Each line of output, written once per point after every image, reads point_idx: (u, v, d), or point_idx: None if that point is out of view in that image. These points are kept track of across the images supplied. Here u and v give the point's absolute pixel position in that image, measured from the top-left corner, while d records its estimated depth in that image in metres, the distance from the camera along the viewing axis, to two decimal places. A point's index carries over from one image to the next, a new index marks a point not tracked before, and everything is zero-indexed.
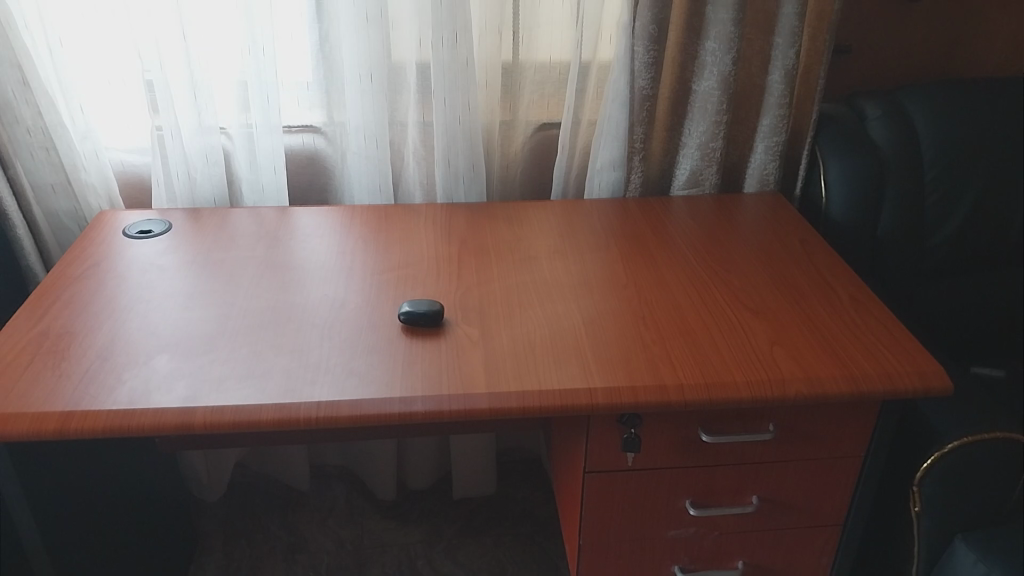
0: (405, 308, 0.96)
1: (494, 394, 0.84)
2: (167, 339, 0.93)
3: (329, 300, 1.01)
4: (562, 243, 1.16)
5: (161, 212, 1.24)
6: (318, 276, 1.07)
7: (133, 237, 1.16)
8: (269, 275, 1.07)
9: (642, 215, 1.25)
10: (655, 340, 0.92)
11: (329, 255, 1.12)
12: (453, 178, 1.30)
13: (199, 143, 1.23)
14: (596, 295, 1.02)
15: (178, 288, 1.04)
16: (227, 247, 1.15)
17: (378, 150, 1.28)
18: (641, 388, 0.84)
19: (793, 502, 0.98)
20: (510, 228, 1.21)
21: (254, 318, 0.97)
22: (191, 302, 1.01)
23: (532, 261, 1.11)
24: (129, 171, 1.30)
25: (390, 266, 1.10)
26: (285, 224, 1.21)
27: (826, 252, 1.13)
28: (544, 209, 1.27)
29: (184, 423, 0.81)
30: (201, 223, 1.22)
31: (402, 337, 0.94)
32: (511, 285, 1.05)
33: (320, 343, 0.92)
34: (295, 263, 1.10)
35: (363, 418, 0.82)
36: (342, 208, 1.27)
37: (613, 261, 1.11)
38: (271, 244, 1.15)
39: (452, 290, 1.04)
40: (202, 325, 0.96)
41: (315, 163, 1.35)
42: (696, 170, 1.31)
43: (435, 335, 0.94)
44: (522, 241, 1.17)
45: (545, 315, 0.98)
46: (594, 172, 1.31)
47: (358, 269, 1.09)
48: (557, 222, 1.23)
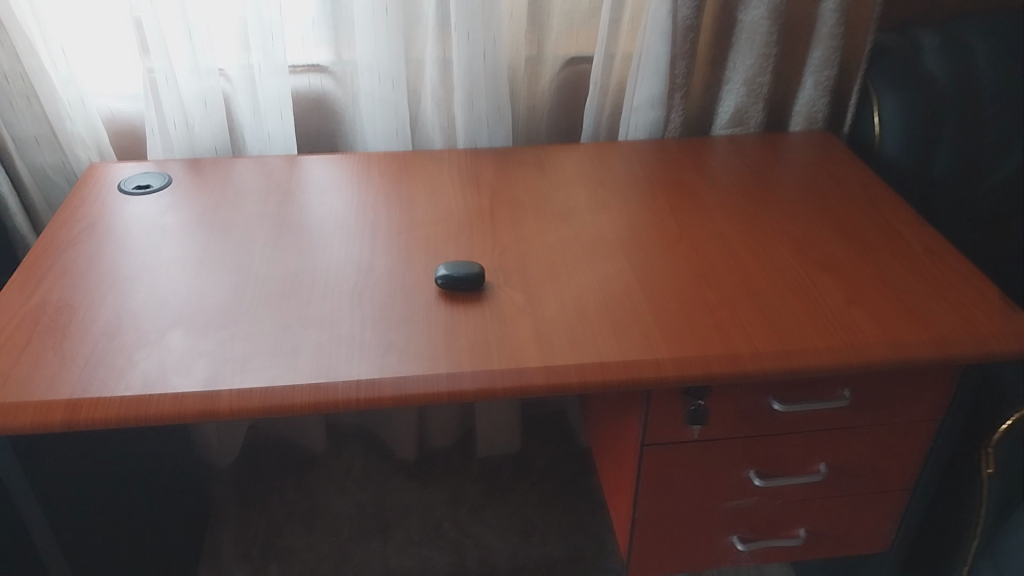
0: (442, 272, 0.87)
1: (551, 368, 0.76)
2: (181, 312, 0.84)
3: (354, 264, 0.92)
4: (601, 194, 1.07)
5: (158, 164, 1.14)
6: (339, 238, 0.97)
7: (130, 194, 1.06)
8: (284, 237, 0.97)
9: (685, 161, 1.16)
10: (720, 303, 0.84)
11: (349, 212, 1.03)
12: (477, 121, 1.20)
13: (195, 87, 1.13)
14: (648, 253, 0.94)
15: (186, 252, 0.94)
16: (236, 205, 1.05)
17: (394, 92, 1.17)
18: (714, 358, 0.77)
19: (861, 470, 0.91)
20: (542, 177, 1.11)
21: (274, 288, 0.88)
22: (201, 269, 0.91)
23: (573, 214, 1.02)
24: (118, 120, 1.18)
25: (418, 222, 1.00)
26: (295, 178, 1.12)
27: (889, 199, 1.05)
28: (576, 154, 1.18)
29: (207, 410, 0.72)
30: (204, 177, 1.12)
31: (441, 303, 0.85)
32: (551, 242, 0.96)
33: (350, 312, 0.83)
34: (312, 223, 1.01)
35: (406, 399, 0.73)
36: (359, 157, 1.17)
37: (662, 214, 1.02)
38: (284, 202, 1.05)
39: (489, 249, 0.95)
40: (217, 297, 0.86)
41: (323, 107, 1.24)
42: (741, 107, 1.21)
43: (475, 301, 0.85)
44: (556, 191, 1.08)
45: (595, 277, 0.89)
46: (631, 112, 1.21)
47: (382, 228, 0.99)
48: (593, 170, 1.13)
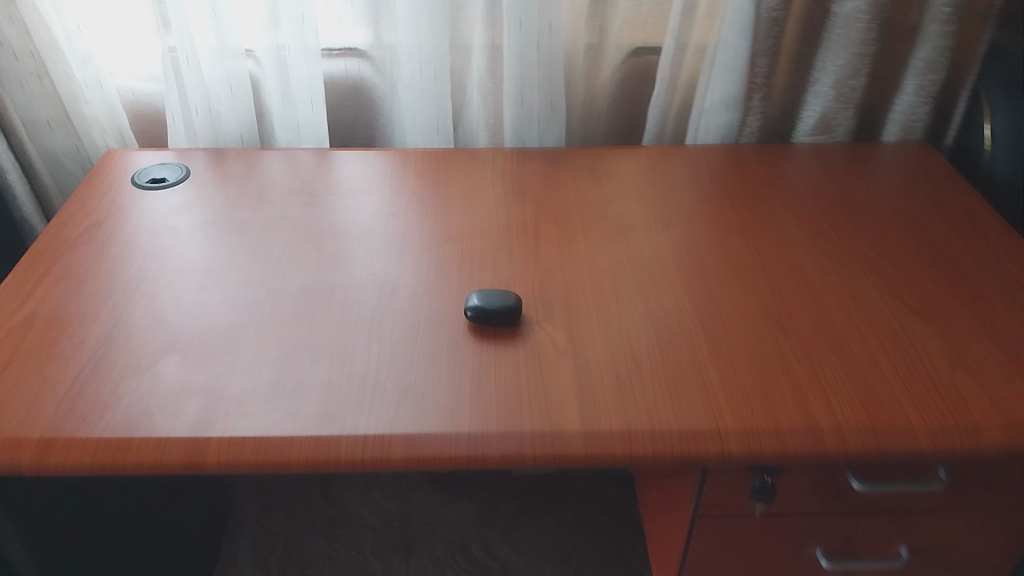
0: (474, 302, 0.76)
1: (591, 432, 0.64)
2: (180, 333, 0.75)
3: (377, 283, 0.81)
4: (663, 209, 0.94)
5: (180, 153, 1.05)
6: (364, 249, 0.87)
7: (144, 186, 0.97)
8: (303, 246, 0.87)
9: (761, 173, 1.02)
10: (797, 357, 0.72)
11: (378, 219, 0.92)
12: (527, 117, 1.07)
13: (220, 70, 1.03)
14: (715, 285, 0.81)
15: (194, 258, 0.85)
16: (256, 205, 0.95)
17: (436, 83, 1.05)
18: (786, 432, 0.65)
19: (950, 556, 0.79)
20: (596, 186, 0.99)
21: (285, 308, 0.78)
22: (208, 281, 0.82)
23: (629, 233, 0.90)
24: (140, 101, 1.08)
25: (454, 235, 0.89)
26: (325, 175, 1.02)
27: (1003, 231, 0.90)
28: (638, 159, 1.06)
29: (192, 461, 0.63)
30: (226, 170, 1.03)
31: (471, 337, 0.74)
32: (602, 266, 0.84)
33: (366, 345, 0.73)
34: (336, 229, 0.90)
35: (419, 462, 0.63)
36: (396, 155, 1.06)
37: (732, 236, 0.89)
38: (308, 204, 0.95)
39: (530, 273, 0.83)
40: (221, 315, 0.77)
41: (360, 94, 1.13)
42: (828, 112, 1.06)
43: (509, 339, 0.74)
44: (610, 203, 0.95)
45: (651, 312, 0.77)
46: (701, 112, 1.08)
47: (412, 240, 0.88)
48: (655, 180, 1.01)
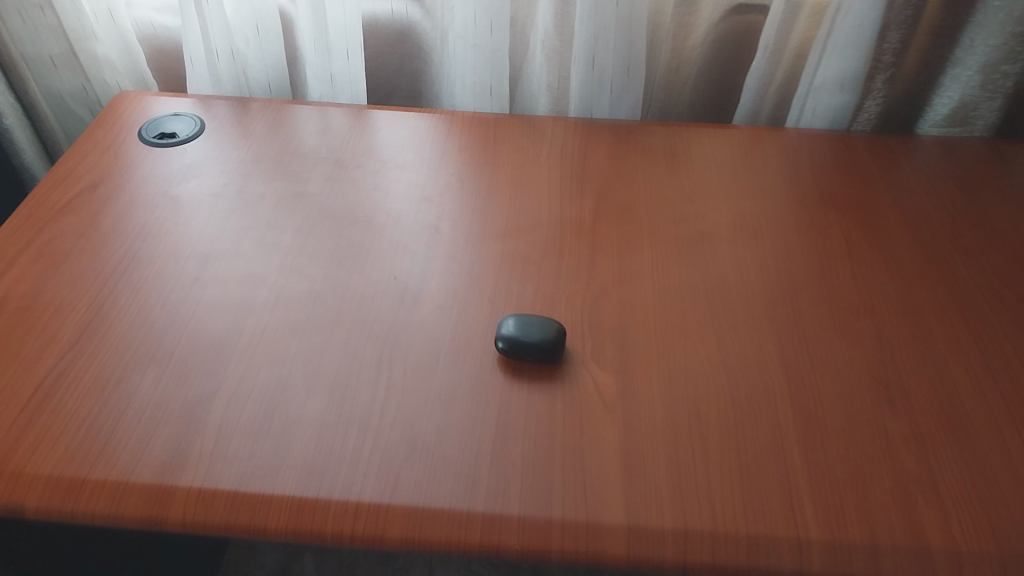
0: (505, 332, 0.64)
1: (637, 527, 0.52)
2: (161, 339, 0.63)
3: (398, 289, 0.69)
4: (754, 215, 0.79)
5: (200, 101, 0.93)
6: (387, 246, 0.75)
7: (151, 142, 0.85)
8: (320, 233, 0.76)
9: (875, 175, 0.86)
10: (906, 445, 0.58)
11: (408, 205, 0.79)
12: (596, 84, 0.91)
13: (248, 10, 0.91)
14: (808, 329, 0.67)
15: (195, 240, 0.73)
16: (274, 173, 0.82)
17: (493, 39, 0.88)
18: (888, 551, 0.51)
19: None
20: (672, 177, 0.84)
21: (289, 312, 0.66)
22: (204, 272, 0.70)
23: (708, 245, 0.75)
24: (160, 34, 0.96)
25: (494, 235, 0.76)
26: (360, 139, 0.88)
27: None
28: (726, 143, 0.89)
29: (152, 515, 0.52)
30: (247, 124, 0.90)
31: (498, 374, 0.62)
32: (671, 289, 0.70)
33: (375, 377, 0.61)
34: (359, 216, 0.78)
35: (420, 544, 0.51)
36: (441, 120, 0.92)
37: (835, 262, 0.74)
38: (333, 178, 0.82)
39: (582, 289, 0.70)
40: (212, 318, 0.65)
41: (406, 42, 1.00)
42: (967, 101, 0.89)
43: (546, 382, 0.62)
44: (689, 202, 0.80)
45: (726, 359, 0.64)
46: (811, 91, 0.90)
47: (447, 236, 0.76)
48: (744, 176, 0.85)
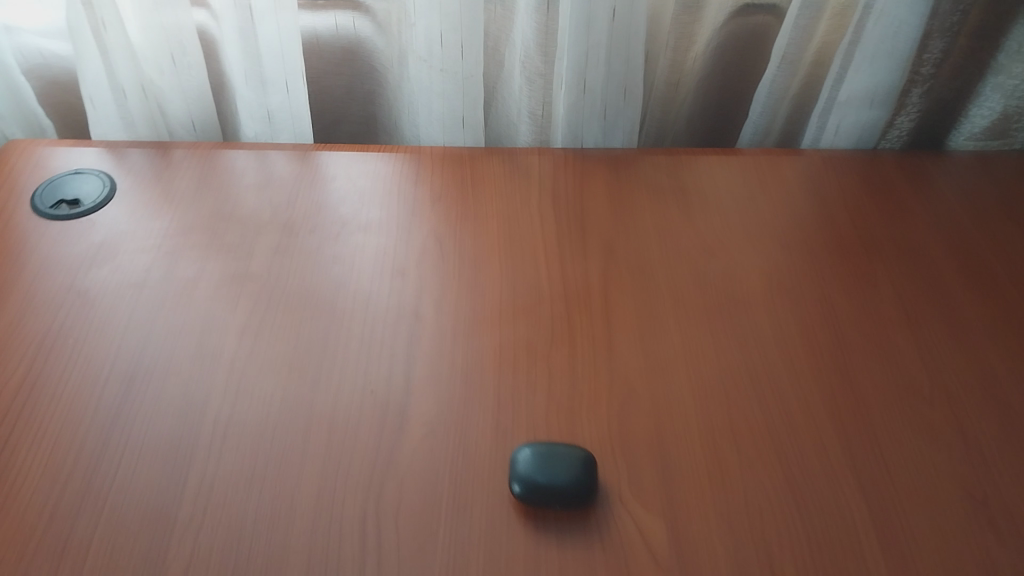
0: (523, 473, 0.52)
1: None
2: (73, 522, 0.51)
3: (374, 406, 0.57)
4: (791, 267, 0.67)
5: (109, 148, 0.77)
6: (356, 344, 0.60)
7: (49, 214, 0.70)
8: (273, 332, 0.61)
9: (920, 201, 0.74)
10: None
11: (377, 282, 0.65)
12: (588, 108, 0.77)
13: (158, 34, 0.74)
14: (878, 427, 0.56)
15: (111, 359, 0.59)
16: (206, 248, 0.67)
17: (464, 62, 0.74)
18: None
19: None
20: (687, 223, 0.70)
21: (239, 463, 0.54)
22: (125, 406, 0.56)
23: (744, 315, 0.63)
24: (50, 63, 0.79)
25: (487, 317, 0.63)
26: (310, 190, 0.73)
27: None
28: (743, 173, 0.76)
29: None
30: (169, 179, 0.74)
31: (518, 530, 0.51)
32: (709, 385, 0.58)
33: (361, 547, 0.50)
34: (319, 305, 0.63)
35: None
36: (405, 163, 0.77)
37: (892, 325, 0.63)
38: (279, 250, 0.67)
39: (604, 393, 0.58)
40: (141, 479, 0.53)
41: (355, 61, 0.84)
42: (1010, 112, 0.78)
43: (576, 535, 0.51)
44: (712, 256, 0.67)
45: (790, 483, 0.53)
46: (835, 108, 0.78)
47: (429, 324, 0.62)
48: (771, 214, 0.72)
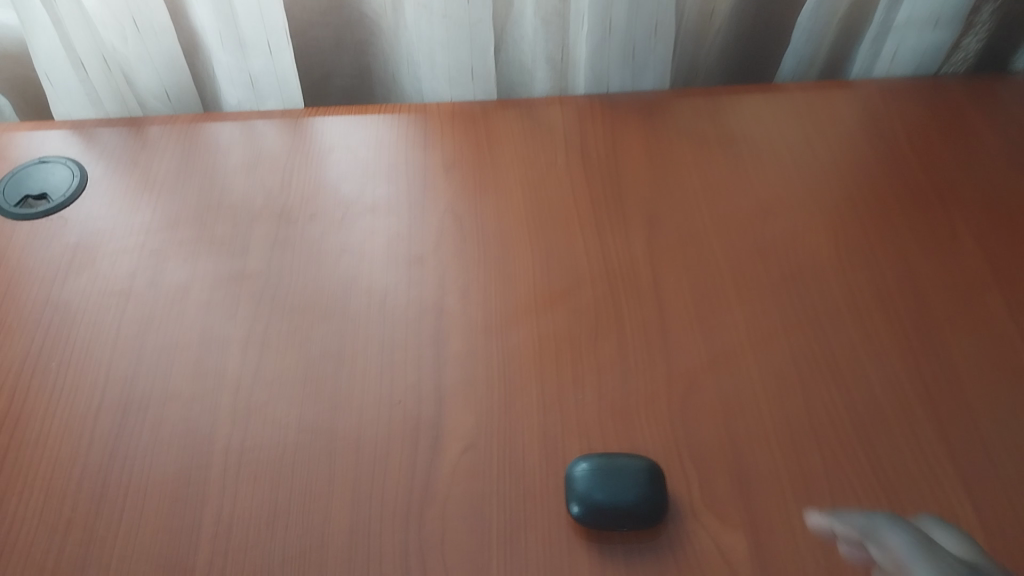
0: (582, 491, 0.45)
1: None
2: None
3: (404, 420, 0.50)
4: (856, 226, 0.60)
5: (76, 128, 0.68)
6: (375, 348, 0.54)
7: (17, 212, 0.62)
8: (281, 342, 0.54)
9: (995, 134, 0.66)
10: None
11: (395, 272, 0.58)
12: (613, 50, 0.68)
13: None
14: (977, 407, 0.50)
15: (101, 386, 0.52)
16: (198, 243, 0.60)
17: (471, 6, 0.65)
18: None
19: None
20: (736, 182, 0.63)
21: (258, 498, 0.47)
22: (123, 438, 0.49)
23: (809, 289, 0.56)
24: None
25: (521, 306, 0.56)
26: (310, 167, 0.65)
27: None
28: (793, 115, 0.68)
29: None
30: (147, 161, 0.66)
31: (580, 554, 0.45)
32: (784, 371, 0.52)
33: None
34: (330, 307, 0.56)
35: None
36: (413, 125, 0.68)
37: (978, 287, 0.56)
38: (280, 241, 0.60)
39: (664, 389, 0.51)
40: (151, 522, 0.46)
41: (344, 10, 0.74)
42: None
43: (647, 556, 0.45)
44: (767, 221, 0.60)
45: (884, 483, 0.47)
46: (893, 31, 0.69)
47: (457, 319, 0.55)
48: (827, 164, 0.64)
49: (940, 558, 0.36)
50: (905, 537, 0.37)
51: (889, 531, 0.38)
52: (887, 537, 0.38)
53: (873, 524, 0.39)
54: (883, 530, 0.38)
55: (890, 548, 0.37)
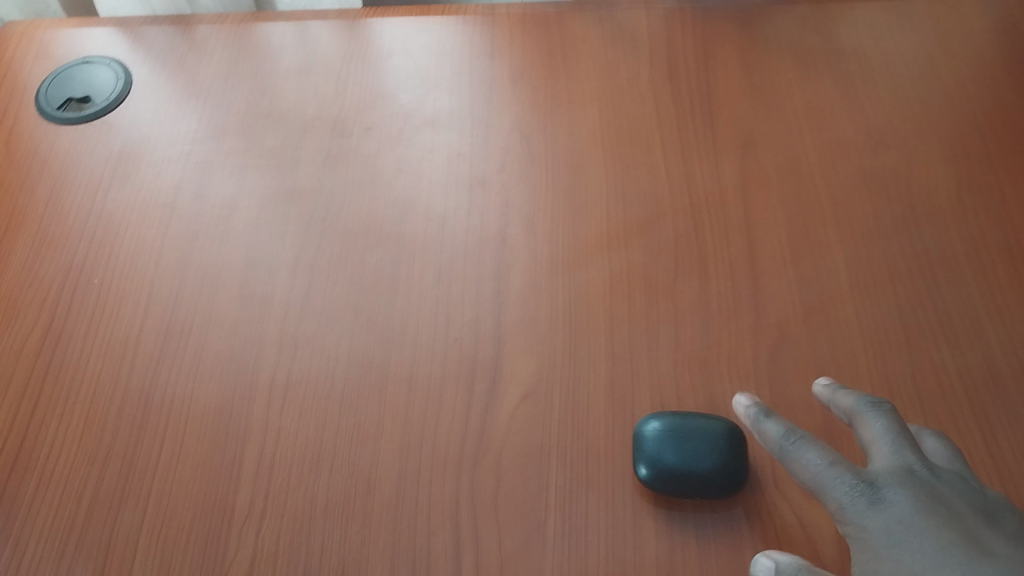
0: (651, 454, 0.41)
1: None
2: (118, 511, 0.42)
3: (460, 360, 0.46)
4: (984, 159, 0.52)
5: (122, 25, 0.64)
6: (431, 278, 0.49)
7: (59, 115, 0.58)
8: (330, 268, 0.50)
9: None
10: None
11: (454, 194, 0.53)
12: None
13: None
14: None
15: (142, 308, 0.49)
16: (245, 154, 0.56)
17: None
18: None
19: None
20: (845, 104, 0.55)
21: (303, 436, 0.44)
22: (165, 363, 0.47)
23: (922, 230, 0.49)
24: None
25: (592, 238, 0.50)
26: (367, 73, 0.59)
27: None
28: (918, 27, 0.59)
29: None
30: (195, 62, 0.61)
31: (646, 521, 0.41)
32: (889, 326, 0.46)
33: (456, 543, 0.41)
34: (383, 232, 0.52)
35: None
36: (480, 29, 0.62)
37: None
38: (332, 154, 0.55)
39: (749, 341, 0.46)
40: (192, 457, 0.44)
41: None
42: None
43: (721, 529, 0.40)
44: (878, 150, 0.53)
45: (1003, 460, 0.41)
46: None
47: (520, 249, 0.50)
48: (955, 85, 0.55)
49: (908, 444, 0.36)
50: (879, 426, 0.37)
51: (868, 419, 0.38)
52: (865, 423, 0.38)
53: (854, 408, 0.39)
54: (863, 418, 0.38)
55: (863, 433, 0.38)
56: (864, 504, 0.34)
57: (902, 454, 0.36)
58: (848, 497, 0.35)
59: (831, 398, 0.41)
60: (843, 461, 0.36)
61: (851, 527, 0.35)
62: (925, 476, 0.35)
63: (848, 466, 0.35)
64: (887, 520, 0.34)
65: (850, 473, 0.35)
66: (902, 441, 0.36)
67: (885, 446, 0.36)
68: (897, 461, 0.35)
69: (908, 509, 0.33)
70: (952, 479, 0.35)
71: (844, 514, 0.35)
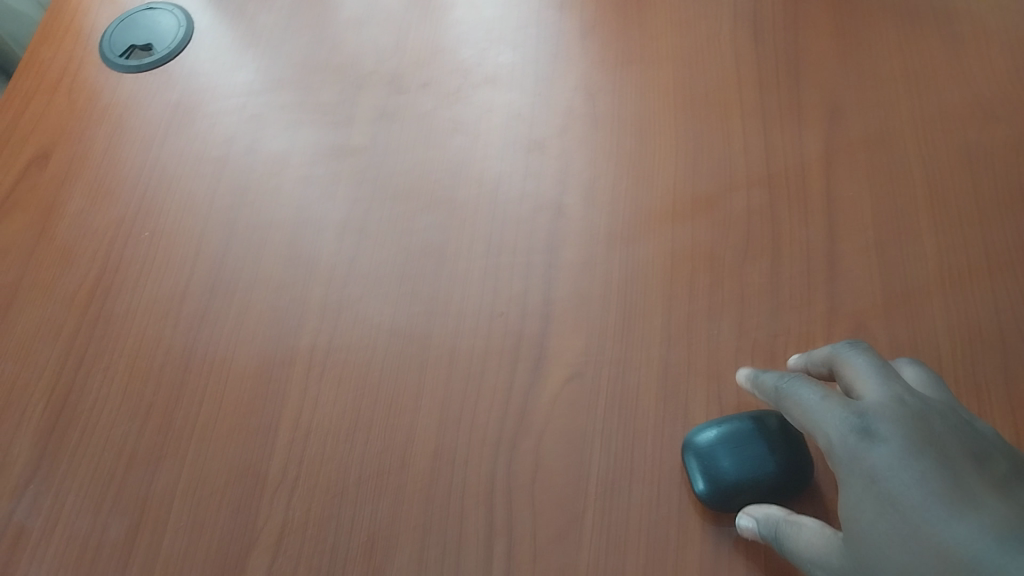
0: (703, 464, 0.38)
1: None
2: (156, 468, 0.42)
3: (505, 334, 0.44)
4: None
5: None
6: (480, 247, 0.47)
7: (121, 62, 0.58)
8: (378, 231, 0.48)
9: None
10: None
11: (510, 158, 0.50)
12: None
13: None
14: None
15: (190, 265, 0.49)
16: (300, 108, 0.54)
17: None
18: None
19: None
20: (950, 71, 0.49)
21: (340, 404, 0.43)
22: (209, 322, 0.46)
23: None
24: None
25: (654, 211, 0.47)
26: (429, 26, 0.57)
27: None
28: None
29: None
30: (257, 10, 0.59)
31: (690, 520, 0.38)
32: (980, 323, 0.41)
33: (487, 527, 0.39)
34: (435, 195, 0.49)
35: None
36: None
37: None
38: (387, 110, 0.53)
39: (817, 332, 0.42)
40: (229, 418, 0.43)
41: None
42: None
43: None
44: (984, 124, 0.47)
45: None
46: None
47: (576, 219, 0.47)
48: None
49: (895, 376, 0.33)
50: (865, 362, 0.34)
51: (853, 357, 0.35)
52: (848, 363, 0.35)
53: (832, 353, 0.36)
54: (847, 357, 0.35)
55: (847, 371, 0.35)
56: (852, 441, 0.31)
57: (890, 385, 0.32)
58: (838, 433, 0.32)
59: (806, 360, 0.38)
60: (832, 396, 0.33)
61: (840, 467, 0.32)
62: (915, 406, 0.31)
63: (838, 400, 0.33)
64: (876, 459, 0.30)
65: (839, 406, 0.32)
66: (889, 374, 0.33)
67: (872, 378, 0.33)
68: (885, 393, 0.32)
69: (898, 445, 0.30)
70: (942, 411, 0.32)
71: (833, 451, 0.32)
